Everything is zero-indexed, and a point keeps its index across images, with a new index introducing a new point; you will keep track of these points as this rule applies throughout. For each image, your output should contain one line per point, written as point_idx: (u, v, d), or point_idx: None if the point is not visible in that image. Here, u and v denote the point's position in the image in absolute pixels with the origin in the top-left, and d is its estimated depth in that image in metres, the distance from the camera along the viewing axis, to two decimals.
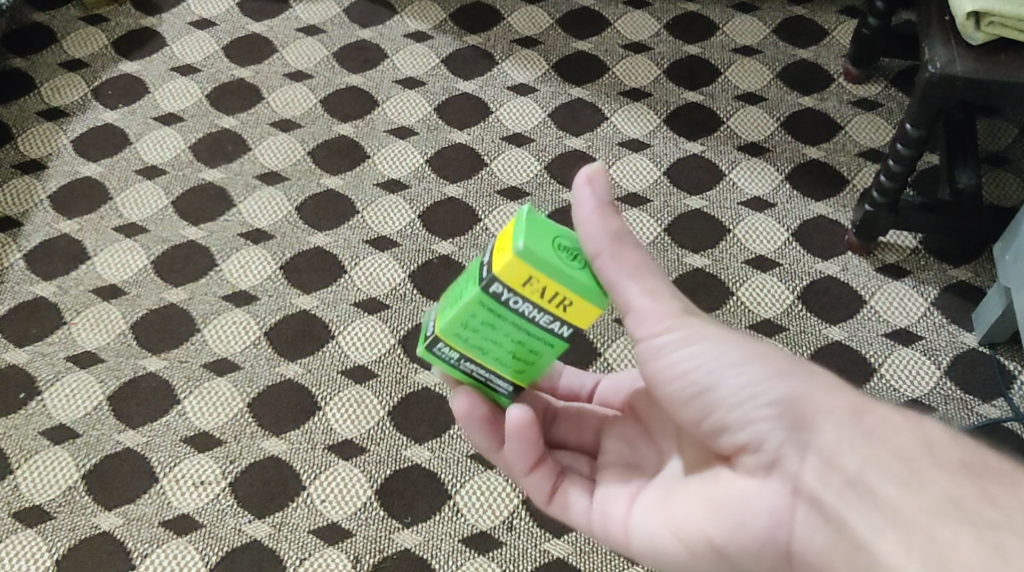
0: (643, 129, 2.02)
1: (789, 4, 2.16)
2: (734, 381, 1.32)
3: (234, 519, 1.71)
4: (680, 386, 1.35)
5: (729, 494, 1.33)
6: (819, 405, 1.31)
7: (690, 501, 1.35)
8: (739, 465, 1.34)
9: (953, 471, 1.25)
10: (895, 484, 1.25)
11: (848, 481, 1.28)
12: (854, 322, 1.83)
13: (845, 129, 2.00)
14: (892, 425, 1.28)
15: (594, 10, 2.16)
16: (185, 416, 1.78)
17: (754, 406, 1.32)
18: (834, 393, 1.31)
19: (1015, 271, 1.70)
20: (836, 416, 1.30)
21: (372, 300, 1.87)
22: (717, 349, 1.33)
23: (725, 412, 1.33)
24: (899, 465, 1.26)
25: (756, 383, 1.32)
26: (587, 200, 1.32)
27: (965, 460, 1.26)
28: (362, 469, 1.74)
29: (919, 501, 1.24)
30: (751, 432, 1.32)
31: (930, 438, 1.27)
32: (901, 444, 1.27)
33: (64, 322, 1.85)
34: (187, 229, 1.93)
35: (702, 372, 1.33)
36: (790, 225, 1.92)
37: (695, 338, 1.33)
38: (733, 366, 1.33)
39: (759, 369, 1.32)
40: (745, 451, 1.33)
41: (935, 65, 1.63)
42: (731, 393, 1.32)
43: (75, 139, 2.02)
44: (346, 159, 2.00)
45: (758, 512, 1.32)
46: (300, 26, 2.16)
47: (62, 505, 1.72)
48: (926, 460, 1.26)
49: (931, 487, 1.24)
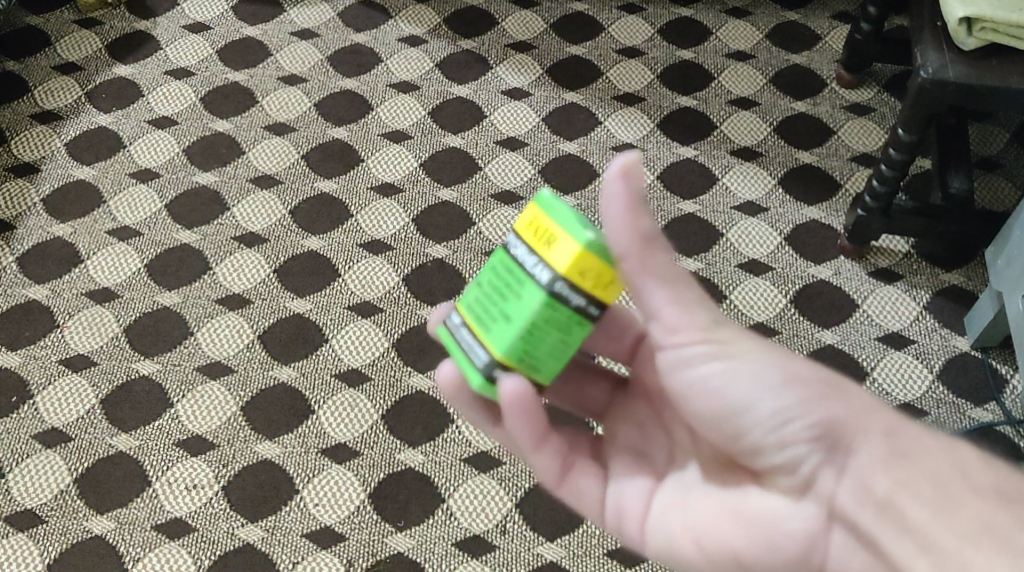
0: (636, 133, 2.03)
1: (783, 9, 2.16)
2: (768, 401, 1.33)
3: (227, 523, 1.71)
4: (713, 401, 1.36)
5: (761, 513, 1.36)
6: (855, 427, 1.32)
7: (717, 515, 1.37)
8: (770, 482, 1.36)
9: (986, 497, 1.27)
10: (926, 508, 1.28)
11: (880, 503, 1.30)
12: (848, 326, 1.83)
13: (838, 134, 2.01)
14: (926, 447, 1.30)
15: (589, 15, 2.17)
16: (178, 419, 1.78)
17: (789, 425, 1.33)
18: (870, 413, 1.32)
19: (1008, 275, 1.71)
20: (870, 438, 1.31)
21: (367, 304, 1.87)
22: (754, 367, 1.33)
23: (757, 429, 1.35)
24: (932, 489, 1.28)
25: (790, 404, 1.33)
26: (617, 195, 1.28)
27: (999, 486, 1.27)
28: (356, 472, 1.74)
29: (951, 527, 1.26)
30: (786, 453, 1.34)
31: (963, 462, 1.29)
32: (934, 467, 1.29)
33: (57, 325, 1.84)
34: (181, 232, 1.93)
35: (735, 389, 1.34)
36: (783, 229, 1.92)
37: (732, 355, 1.34)
38: (769, 385, 1.33)
39: (796, 390, 1.33)
40: (778, 468, 1.35)
41: (927, 70, 1.63)
42: (765, 410, 1.34)
43: (68, 142, 2.02)
44: (340, 163, 2.00)
45: (792, 534, 1.35)
46: (294, 29, 2.16)
47: (55, 509, 1.72)
48: (959, 484, 1.28)
49: (962, 513, 1.26)
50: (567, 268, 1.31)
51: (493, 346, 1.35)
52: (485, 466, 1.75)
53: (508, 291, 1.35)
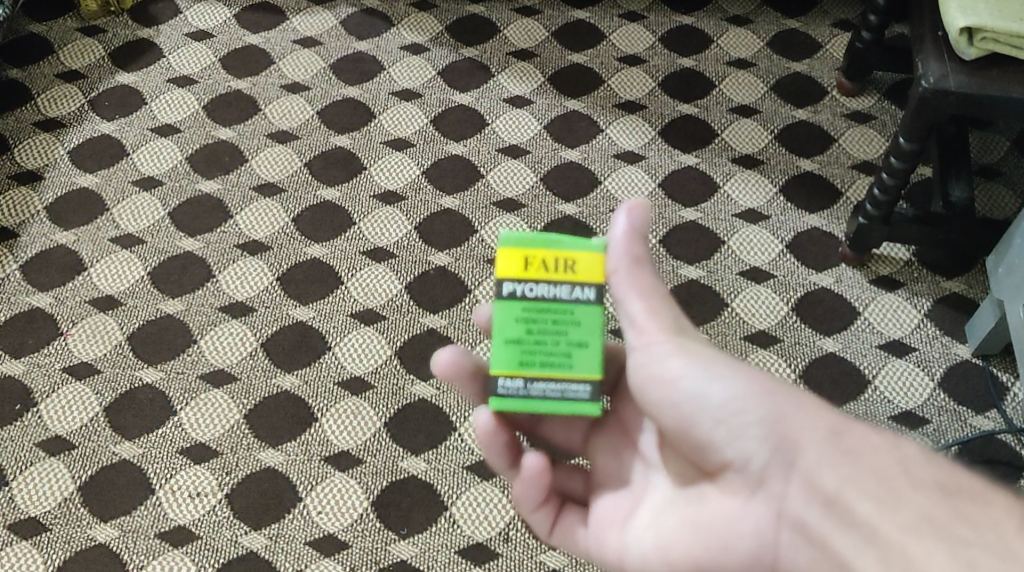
0: (638, 140, 2.03)
1: (784, 16, 2.17)
2: (717, 400, 1.35)
3: (231, 531, 1.72)
4: (666, 402, 1.38)
5: (715, 515, 1.37)
6: (802, 425, 1.34)
7: (676, 521, 1.39)
8: (723, 483, 1.38)
9: (928, 491, 1.29)
10: (872, 503, 1.29)
11: (828, 500, 1.32)
12: (849, 333, 1.84)
13: (839, 142, 2.02)
14: (871, 445, 1.32)
15: (590, 23, 2.18)
16: (182, 427, 1.78)
17: (740, 424, 1.35)
18: (815, 412, 1.34)
19: (1008, 284, 1.70)
20: (816, 436, 1.33)
21: (369, 311, 1.87)
22: (705, 368, 1.36)
23: (708, 430, 1.36)
24: (876, 484, 1.30)
25: (739, 402, 1.35)
26: (622, 228, 1.38)
27: (940, 480, 1.29)
28: (359, 480, 1.75)
29: (895, 520, 1.28)
30: (736, 453, 1.36)
31: (905, 456, 1.31)
32: (878, 463, 1.31)
33: (60, 333, 1.85)
34: (184, 240, 1.94)
35: (686, 388, 1.36)
36: (784, 237, 1.92)
37: (684, 358, 1.36)
38: (718, 385, 1.35)
39: (744, 389, 1.35)
40: (729, 469, 1.37)
41: (928, 80, 1.64)
42: (716, 409, 1.35)
43: (72, 150, 2.03)
44: (343, 171, 2.01)
45: (745, 536, 1.36)
46: (296, 37, 2.17)
47: (59, 517, 1.72)
48: (902, 478, 1.30)
49: (906, 505, 1.28)
50: (594, 277, 1.40)
51: (589, 373, 1.40)
52: (487, 473, 1.75)
53: (563, 324, 1.40)
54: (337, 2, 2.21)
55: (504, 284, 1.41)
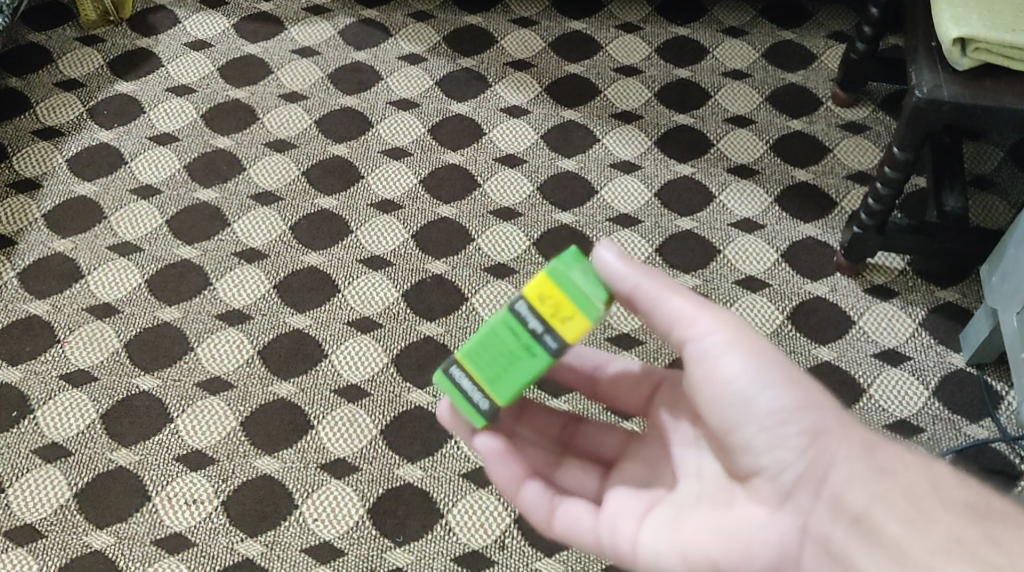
0: (634, 150, 2.04)
1: (779, 28, 2.18)
2: (765, 403, 1.34)
3: (227, 537, 1.72)
4: (712, 398, 1.36)
5: (739, 523, 1.35)
6: (839, 439, 1.33)
7: (700, 526, 1.37)
8: (751, 490, 1.36)
9: (958, 513, 1.28)
10: (902, 522, 1.29)
11: (857, 516, 1.31)
12: (844, 343, 1.83)
13: (834, 152, 2.02)
14: (904, 463, 1.32)
15: (586, 34, 2.19)
16: (178, 435, 1.78)
17: (782, 430, 1.34)
18: (854, 428, 1.33)
19: (1002, 292, 1.70)
20: (853, 450, 1.32)
21: (366, 319, 1.88)
22: (755, 371, 1.34)
23: (748, 434, 1.35)
24: (906, 503, 1.29)
25: (787, 408, 1.33)
26: (618, 262, 1.38)
27: (970, 501, 1.29)
28: (355, 487, 1.75)
29: (925, 539, 1.28)
30: (770, 460, 1.34)
31: (938, 478, 1.30)
32: (910, 482, 1.30)
33: (58, 340, 1.85)
34: (182, 248, 1.94)
35: (738, 384, 1.35)
36: (780, 246, 1.93)
37: (730, 361, 1.35)
38: (763, 394, 1.34)
39: (788, 399, 1.34)
40: (760, 475, 1.35)
41: (922, 90, 1.64)
42: (762, 413, 1.34)
43: (70, 158, 2.04)
44: (340, 179, 2.02)
45: (767, 545, 1.34)
46: (294, 47, 2.18)
47: (54, 524, 1.72)
48: (934, 498, 1.29)
49: (936, 525, 1.28)
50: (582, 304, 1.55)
51: None
52: (484, 482, 1.75)
53: None
54: (336, 13, 2.23)
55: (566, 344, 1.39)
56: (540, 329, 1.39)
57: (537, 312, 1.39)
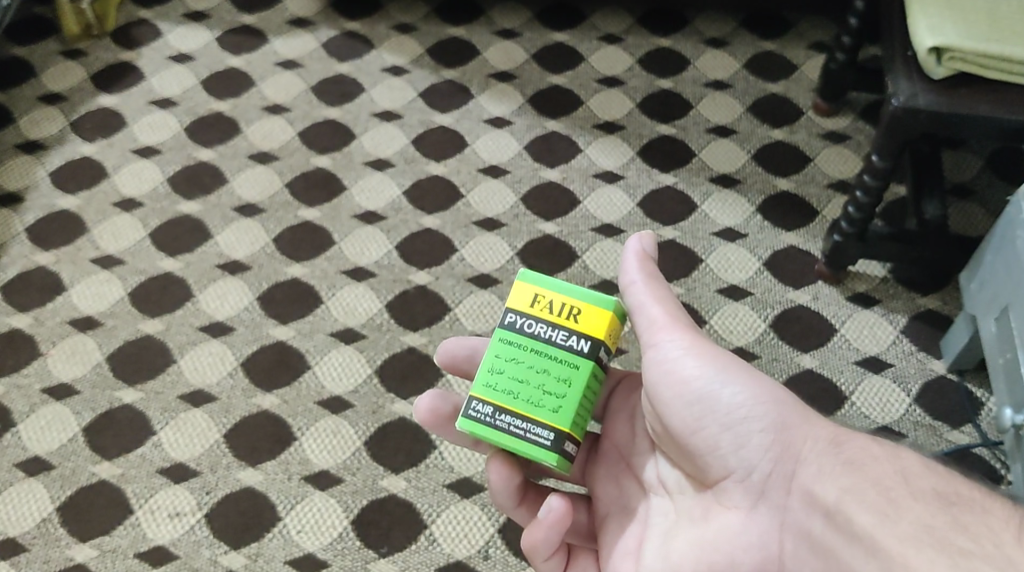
0: (616, 160, 2.04)
1: (760, 39, 2.19)
2: (727, 407, 1.38)
3: (210, 550, 1.71)
4: (675, 406, 1.40)
5: (720, 532, 1.38)
6: (801, 435, 1.36)
7: (683, 541, 1.39)
8: (724, 497, 1.39)
9: (929, 502, 1.28)
10: (871, 514, 1.29)
11: (829, 512, 1.32)
12: (826, 350, 1.83)
13: (815, 161, 2.02)
14: (871, 455, 1.33)
15: (568, 45, 2.20)
16: (160, 447, 1.78)
17: (743, 432, 1.37)
18: (815, 423, 1.37)
19: (980, 299, 1.71)
20: (817, 447, 1.35)
21: (349, 330, 1.88)
22: (713, 372, 1.39)
23: (713, 437, 1.38)
24: (876, 495, 1.30)
25: (748, 406, 1.38)
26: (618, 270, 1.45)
27: (940, 491, 1.29)
28: (339, 499, 1.74)
29: (895, 529, 1.27)
30: (738, 462, 1.38)
31: (907, 468, 1.31)
32: (880, 474, 1.31)
33: (40, 354, 1.85)
34: (164, 260, 1.94)
35: (696, 390, 1.39)
36: (763, 255, 1.92)
37: (691, 363, 1.40)
38: (723, 393, 1.38)
39: (748, 397, 1.38)
40: (729, 480, 1.38)
41: (898, 99, 1.65)
42: (723, 413, 1.38)
43: (53, 171, 2.04)
44: (323, 191, 2.02)
45: (749, 550, 1.36)
46: (278, 59, 2.19)
47: (37, 538, 1.71)
48: (902, 489, 1.29)
49: (906, 516, 1.28)
50: None
51: None
52: (468, 492, 1.74)
53: None
54: (319, 26, 2.23)
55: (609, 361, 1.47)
56: (606, 359, 1.44)
57: (607, 347, 1.43)
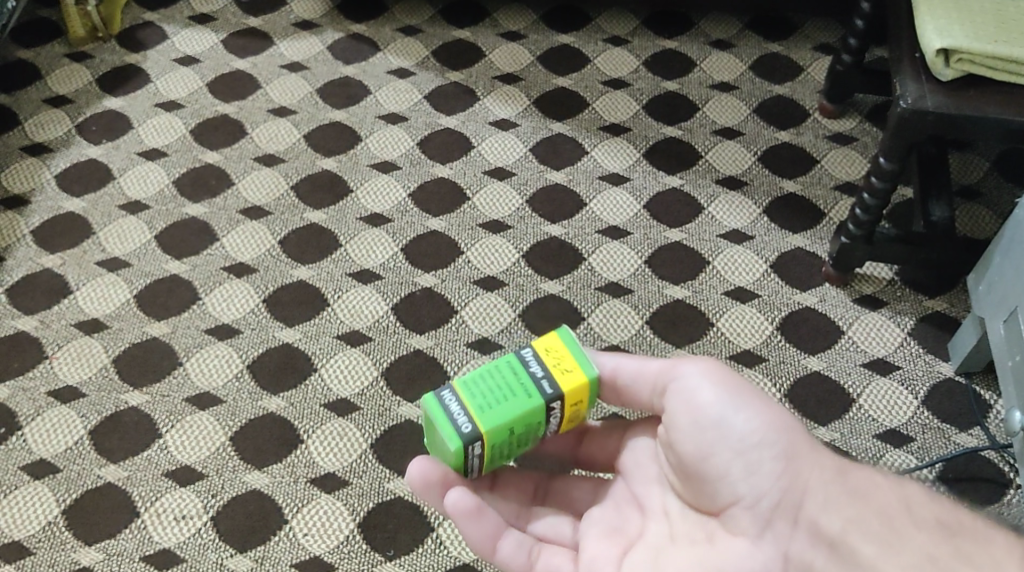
0: (622, 162, 2.04)
1: (766, 41, 2.19)
2: (738, 435, 1.38)
3: (216, 553, 1.70)
4: (687, 434, 1.40)
5: (722, 556, 1.38)
6: (811, 465, 1.38)
7: (683, 560, 1.39)
8: (729, 523, 1.40)
9: (929, 530, 1.31)
10: (875, 543, 1.32)
11: (833, 541, 1.34)
12: (833, 352, 1.82)
13: (821, 163, 2.02)
14: (874, 486, 1.36)
15: (574, 47, 2.19)
16: (166, 450, 1.77)
17: (756, 460, 1.38)
18: (824, 455, 1.38)
19: (989, 302, 1.70)
20: (824, 475, 1.37)
21: (355, 333, 1.87)
22: (730, 401, 1.40)
23: (724, 464, 1.39)
24: (880, 525, 1.33)
25: (761, 434, 1.38)
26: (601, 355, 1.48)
27: (941, 519, 1.32)
28: (345, 502, 1.73)
29: (898, 558, 1.31)
30: (747, 490, 1.38)
31: (909, 498, 1.34)
32: (882, 504, 1.34)
33: (46, 356, 1.85)
34: (170, 262, 1.94)
35: (711, 417, 1.39)
36: (769, 257, 1.92)
37: (710, 389, 1.40)
38: (738, 420, 1.39)
39: (763, 425, 1.38)
40: (735, 506, 1.39)
41: (906, 100, 1.64)
42: (737, 440, 1.38)
43: (58, 174, 2.04)
44: (329, 193, 2.02)
45: None
46: (283, 62, 2.19)
47: (42, 541, 1.70)
48: (905, 519, 1.32)
49: (909, 545, 1.31)
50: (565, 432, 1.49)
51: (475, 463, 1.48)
52: None
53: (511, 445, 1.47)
54: (325, 28, 2.23)
55: (553, 390, 1.43)
56: (540, 372, 1.44)
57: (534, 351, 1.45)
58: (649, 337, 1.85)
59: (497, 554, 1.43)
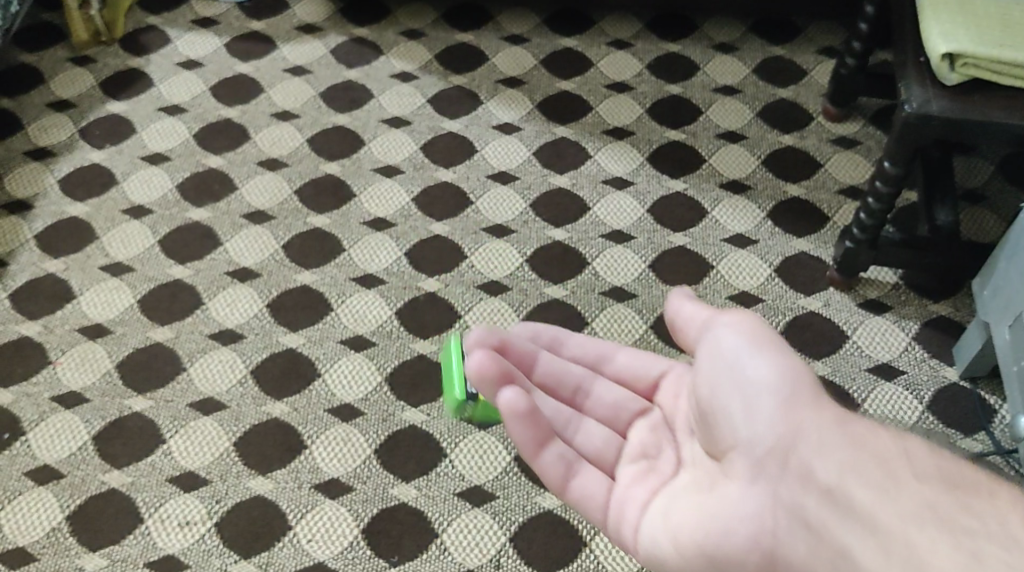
0: (626, 166, 2.04)
1: (769, 44, 2.18)
2: (748, 380, 1.38)
3: (220, 559, 1.68)
4: (705, 377, 1.41)
5: (723, 501, 1.37)
6: (814, 417, 1.35)
7: (689, 506, 1.39)
8: (731, 468, 1.39)
9: (932, 482, 1.28)
10: (872, 491, 1.29)
11: (828, 490, 1.31)
12: (837, 357, 1.82)
13: (825, 167, 2.02)
14: (876, 437, 1.32)
15: (577, 51, 2.19)
16: (170, 455, 1.76)
17: (758, 404, 1.37)
18: (826, 406, 1.36)
19: (994, 306, 1.70)
20: (825, 426, 1.34)
21: (359, 337, 1.87)
22: (742, 352, 1.39)
23: (731, 410, 1.39)
24: (878, 472, 1.30)
25: (768, 383, 1.38)
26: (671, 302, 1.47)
27: (943, 472, 1.28)
28: (349, 507, 1.71)
29: (897, 507, 1.27)
30: (749, 435, 1.37)
31: (912, 451, 1.30)
32: (882, 451, 1.31)
33: (50, 362, 1.85)
34: (174, 267, 1.94)
35: (726, 364, 1.40)
36: (773, 261, 1.92)
37: (724, 335, 1.41)
38: (747, 366, 1.39)
39: (770, 373, 1.38)
40: (737, 451, 1.38)
41: (911, 105, 1.64)
42: (743, 384, 1.38)
43: (62, 179, 2.04)
44: (333, 198, 2.02)
45: (744, 521, 1.35)
46: (286, 66, 2.18)
47: (47, 547, 1.69)
48: (904, 467, 1.29)
49: (908, 493, 1.27)
50: None
51: None
52: (479, 501, 1.72)
53: None
54: (327, 32, 2.23)
55: None
56: None
57: None
58: (653, 342, 1.84)
59: (537, 462, 1.44)
